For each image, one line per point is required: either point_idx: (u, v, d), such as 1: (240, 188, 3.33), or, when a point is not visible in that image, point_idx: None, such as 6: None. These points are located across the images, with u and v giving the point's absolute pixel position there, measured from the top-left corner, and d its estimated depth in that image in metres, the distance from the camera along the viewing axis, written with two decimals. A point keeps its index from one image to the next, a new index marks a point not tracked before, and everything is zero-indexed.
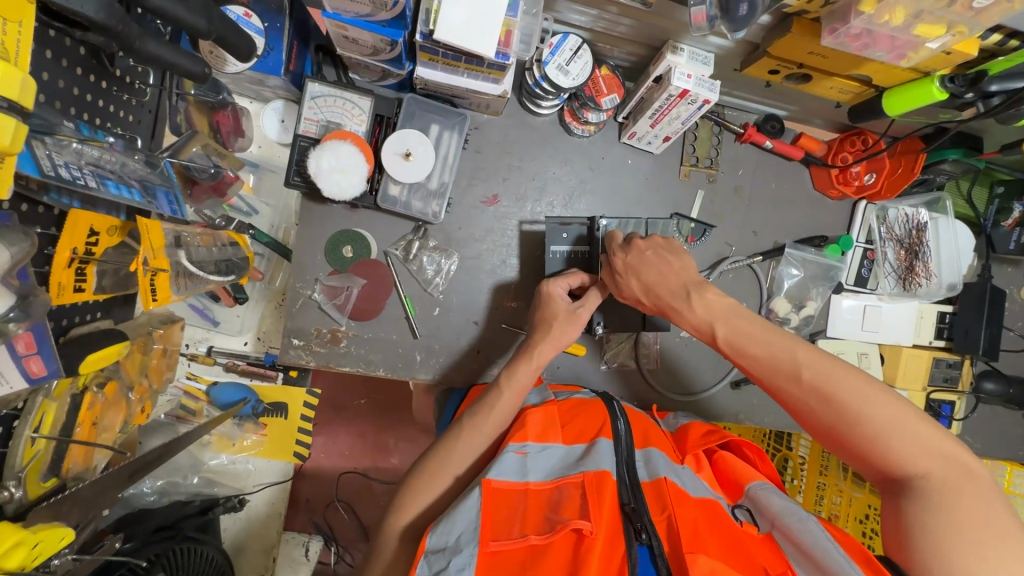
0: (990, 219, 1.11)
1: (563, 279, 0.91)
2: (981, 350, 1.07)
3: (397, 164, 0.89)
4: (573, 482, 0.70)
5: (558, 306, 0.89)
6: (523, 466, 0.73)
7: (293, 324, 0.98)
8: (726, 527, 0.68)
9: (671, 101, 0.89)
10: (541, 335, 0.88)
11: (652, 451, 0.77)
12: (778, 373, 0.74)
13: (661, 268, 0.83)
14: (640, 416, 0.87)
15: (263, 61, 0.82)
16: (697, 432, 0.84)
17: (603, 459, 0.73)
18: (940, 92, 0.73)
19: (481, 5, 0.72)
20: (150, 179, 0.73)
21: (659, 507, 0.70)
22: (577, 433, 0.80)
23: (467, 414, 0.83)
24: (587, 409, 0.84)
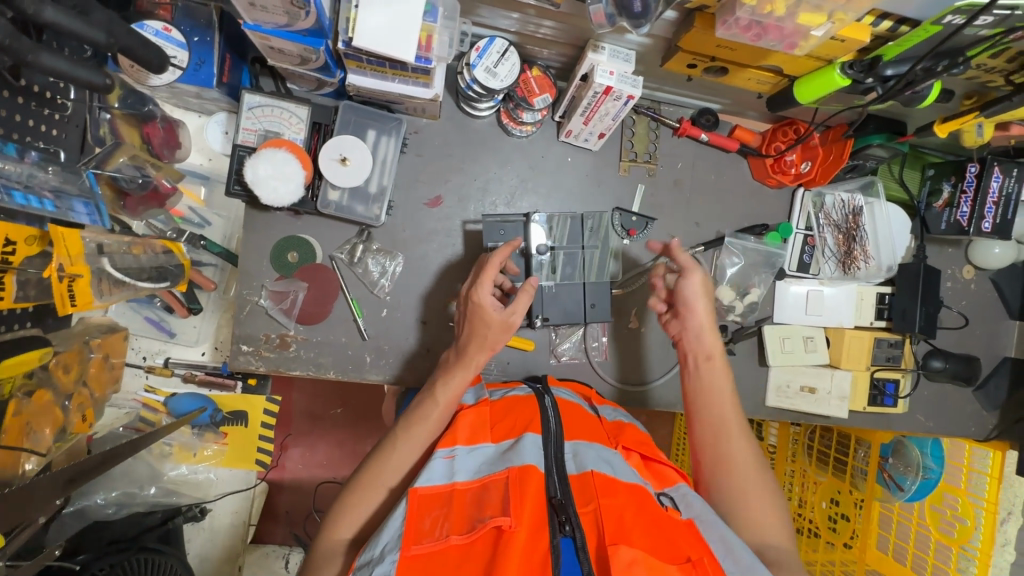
0: (924, 201, 1.14)
1: (487, 283, 0.87)
2: (918, 328, 1.10)
3: (335, 169, 0.92)
4: (497, 479, 0.72)
5: (489, 315, 0.86)
6: (450, 468, 0.76)
7: (241, 331, 0.99)
8: (650, 516, 0.69)
9: (598, 98, 0.92)
10: (474, 344, 0.87)
11: (580, 445, 0.79)
12: (721, 404, 0.86)
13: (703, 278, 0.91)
14: (575, 408, 0.88)
15: (194, 73, 0.84)
16: (633, 432, 0.85)
17: (527, 454, 0.75)
18: (842, 78, 0.76)
19: (397, 11, 0.75)
20: (66, 189, 0.79)
21: (584, 498, 0.71)
22: (507, 429, 0.82)
23: (401, 424, 0.84)
24: (519, 409, 0.86)
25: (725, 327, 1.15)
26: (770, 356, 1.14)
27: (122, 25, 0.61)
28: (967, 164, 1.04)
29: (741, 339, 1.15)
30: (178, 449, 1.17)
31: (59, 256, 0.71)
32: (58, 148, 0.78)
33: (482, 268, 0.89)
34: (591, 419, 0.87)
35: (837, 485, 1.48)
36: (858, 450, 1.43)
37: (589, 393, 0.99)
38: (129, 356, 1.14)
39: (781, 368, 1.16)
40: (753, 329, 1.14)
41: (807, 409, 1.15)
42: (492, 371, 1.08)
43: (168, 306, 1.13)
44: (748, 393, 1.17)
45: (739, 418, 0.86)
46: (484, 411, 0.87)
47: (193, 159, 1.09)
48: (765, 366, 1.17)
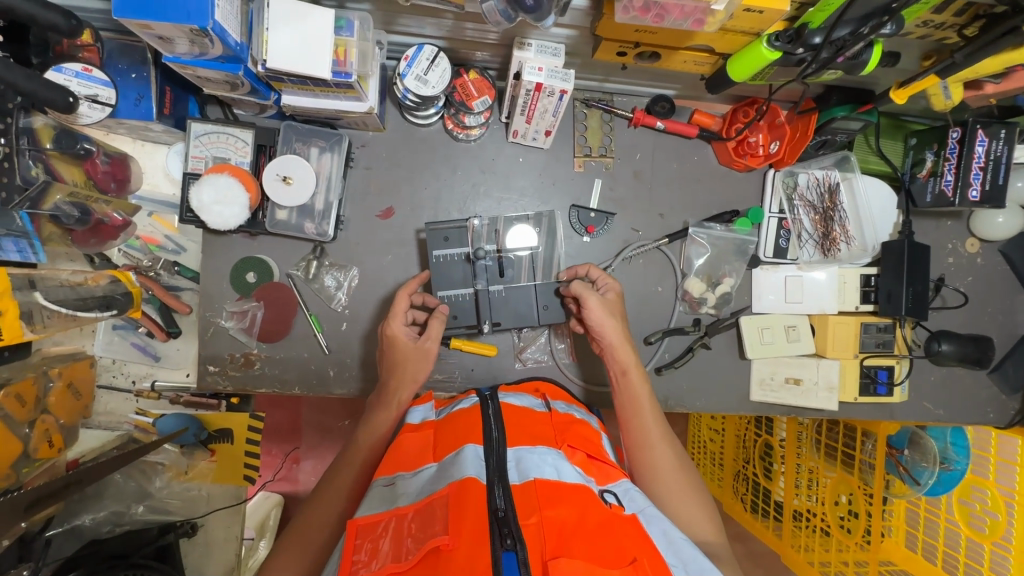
0: (908, 173, 1.06)
1: (400, 314, 0.91)
2: (905, 311, 1.01)
3: (278, 188, 0.93)
4: (437, 496, 0.63)
5: (404, 346, 0.90)
6: (393, 494, 0.68)
7: (207, 351, 1.02)
8: (596, 520, 0.62)
9: (532, 96, 0.90)
10: (397, 380, 0.89)
11: (524, 451, 0.72)
12: (642, 411, 0.87)
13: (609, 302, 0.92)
14: (519, 409, 0.83)
15: (134, 107, 0.85)
16: (579, 429, 0.80)
17: (468, 466, 0.67)
18: (770, 52, 0.72)
19: (307, 30, 0.76)
20: None
21: (528, 508, 0.62)
22: (448, 444, 0.74)
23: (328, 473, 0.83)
24: (461, 422, 0.78)
25: (699, 321, 1.11)
26: (748, 348, 1.07)
27: (27, 71, 0.64)
28: (949, 129, 0.96)
29: (718, 332, 1.09)
30: (170, 466, 1.21)
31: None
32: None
33: (391, 307, 0.92)
34: (538, 417, 0.83)
35: (848, 482, 1.37)
36: (865, 443, 1.35)
37: (545, 389, 0.95)
38: (120, 382, 1.17)
39: (763, 360, 1.10)
40: (730, 320, 1.09)
41: (793, 403, 1.08)
42: (457, 379, 1.07)
43: (150, 330, 1.15)
44: (730, 388, 1.12)
45: (662, 428, 0.86)
46: (425, 433, 0.78)
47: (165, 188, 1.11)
48: (746, 359, 1.11)
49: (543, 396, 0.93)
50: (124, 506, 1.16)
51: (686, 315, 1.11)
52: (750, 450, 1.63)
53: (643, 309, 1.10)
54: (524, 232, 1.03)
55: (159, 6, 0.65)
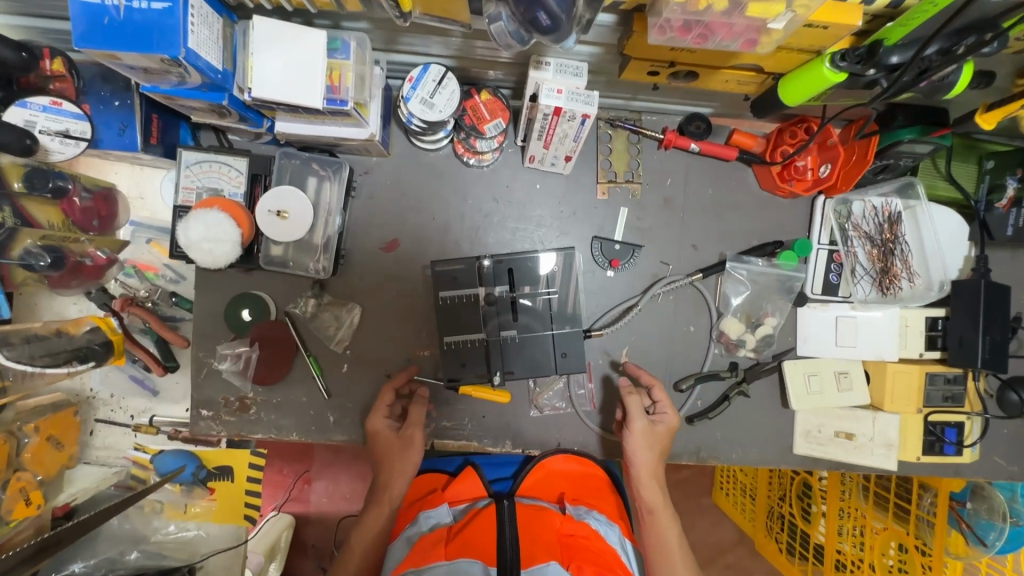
0: (984, 200, 0.92)
1: (382, 408, 0.88)
2: (981, 363, 0.87)
3: (272, 222, 0.85)
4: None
5: (386, 440, 0.86)
6: None
7: (200, 395, 0.95)
8: None
9: (550, 120, 0.80)
10: (385, 473, 0.85)
11: (533, 573, 0.61)
12: (668, 554, 0.82)
13: (651, 434, 0.87)
14: (539, 511, 0.73)
15: (118, 138, 0.79)
16: (595, 543, 0.69)
17: None
18: (834, 74, 0.60)
19: (297, 55, 0.67)
20: None
21: None
22: (460, 549, 0.65)
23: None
24: (475, 528, 0.69)
25: (736, 364, 0.99)
26: (793, 398, 0.96)
27: None
28: None
29: (757, 378, 0.97)
30: (169, 505, 1.18)
31: None
32: None
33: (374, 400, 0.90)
34: (552, 521, 0.72)
35: (899, 537, 1.24)
36: (922, 497, 1.21)
37: (566, 492, 0.84)
38: (119, 417, 1.14)
39: (810, 411, 0.97)
40: (771, 365, 0.97)
41: (847, 461, 0.95)
42: (467, 427, 0.98)
43: (146, 364, 1.09)
44: (771, 440, 1.00)
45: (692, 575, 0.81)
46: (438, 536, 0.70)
47: (162, 215, 1.08)
48: (789, 409, 0.99)
49: (560, 502, 0.82)
50: None
51: (722, 358, 0.99)
52: (786, 487, 1.49)
53: (673, 351, 0.99)
54: (545, 260, 0.92)
55: (127, 34, 0.58)
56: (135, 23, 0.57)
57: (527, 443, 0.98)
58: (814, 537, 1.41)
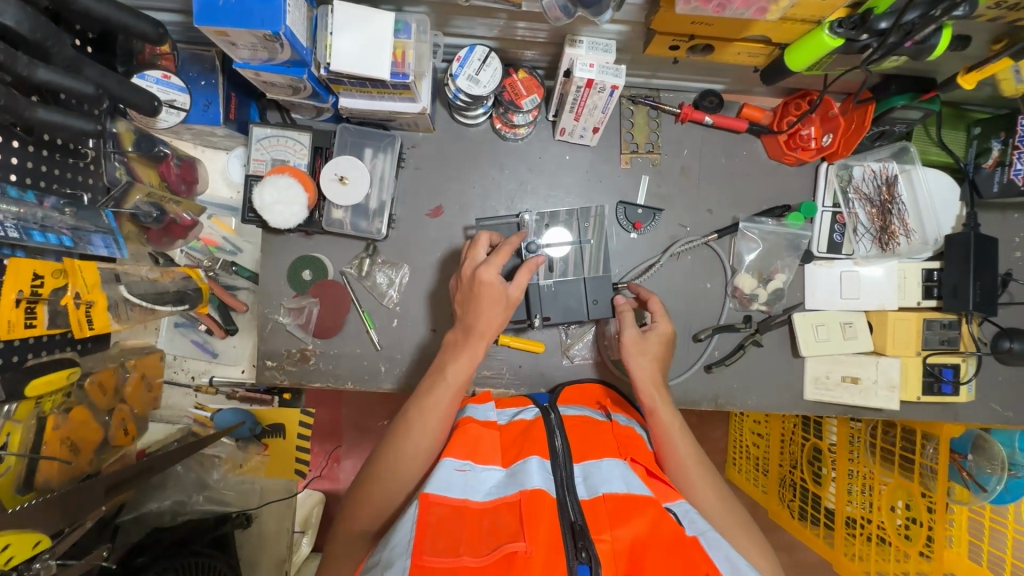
0: (972, 163, 1.02)
1: (495, 263, 0.83)
2: (973, 306, 0.97)
3: (335, 188, 0.96)
4: (510, 504, 0.64)
5: (491, 292, 0.83)
6: (464, 483, 0.69)
7: (265, 347, 1.06)
8: (669, 533, 0.62)
9: (583, 92, 0.91)
10: (475, 312, 0.84)
11: (592, 465, 0.72)
12: (676, 452, 0.85)
13: (640, 340, 0.91)
14: (584, 421, 0.83)
15: (203, 113, 0.90)
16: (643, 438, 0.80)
17: (536, 476, 0.67)
18: (833, 39, 0.71)
19: (368, 33, 0.78)
20: (83, 227, 0.73)
21: (597, 524, 0.63)
22: (519, 450, 0.74)
23: (412, 410, 0.81)
24: (532, 431, 0.77)
25: (750, 317, 1.08)
26: (803, 345, 1.05)
27: None
28: (1017, 117, 0.92)
29: (769, 330, 1.07)
30: (227, 459, 1.28)
31: (73, 285, 0.69)
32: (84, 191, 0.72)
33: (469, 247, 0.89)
34: (600, 426, 0.82)
35: (907, 488, 1.31)
36: (925, 447, 1.29)
37: (605, 401, 0.94)
38: (179, 377, 1.24)
39: (818, 359, 1.07)
40: (782, 317, 1.06)
41: (851, 402, 1.05)
42: (505, 375, 1.08)
43: (209, 328, 1.21)
44: (783, 388, 1.09)
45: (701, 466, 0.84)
46: (493, 433, 0.79)
47: (224, 193, 1.17)
48: (799, 357, 1.08)
49: (603, 408, 0.92)
50: (186, 496, 1.21)
51: (736, 312, 1.09)
52: (797, 453, 1.57)
53: (692, 304, 1.09)
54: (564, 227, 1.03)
55: (238, 13, 0.69)
56: (244, 4, 0.69)
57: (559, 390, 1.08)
58: (826, 499, 1.47)
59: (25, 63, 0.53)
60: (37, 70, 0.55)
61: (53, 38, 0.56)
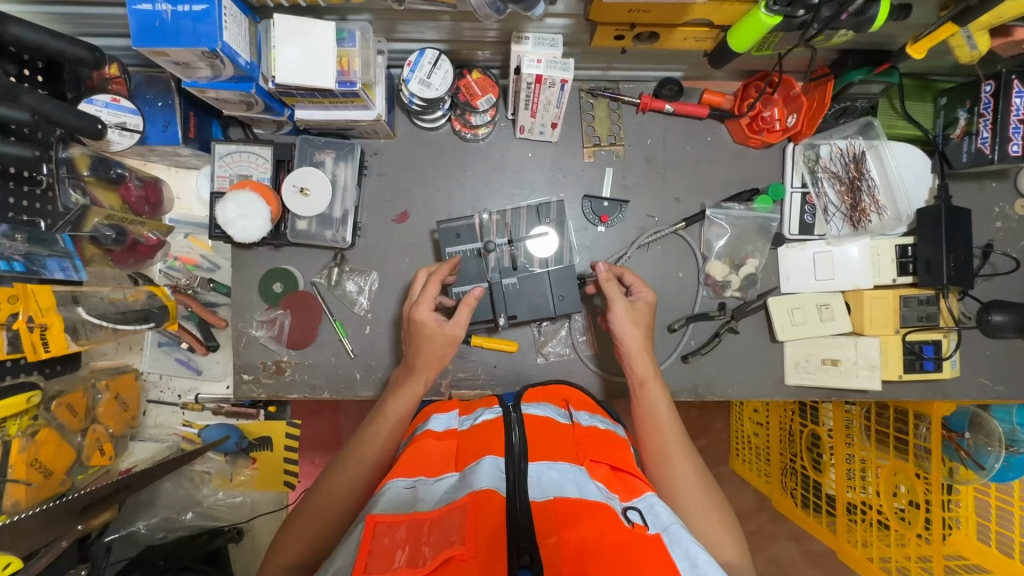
0: (941, 134, 1.00)
1: (428, 299, 0.87)
2: (947, 280, 0.94)
3: (297, 199, 0.97)
4: (457, 507, 0.64)
5: (430, 330, 0.86)
6: (412, 498, 0.68)
7: (241, 361, 1.07)
8: (618, 537, 0.61)
9: (534, 89, 0.91)
10: (419, 344, 0.87)
11: (545, 465, 0.71)
12: (659, 423, 0.84)
13: (632, 312, 0.89)
14: (544, 421, 0.82)
15: (162, 134, 0.92)
16: (604, 442, 0.80)
17: (485, 478, 0.67)
18: (770, 17, 0.69)
19: (310, 43, 0.79)
20: (37, 252, 0.75)
21: (546, 526, 0.62)
22: (472, 454, 0.74)
23: (354, 443, 0.83)
24: (486, 432, 0.77)
25: (724, 304, 1.07)
26: (778, 329, 1.04)
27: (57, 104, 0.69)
28: (981, 83, 0.90)
29: (745, 316, 1.05)
30: (217, 475, 1.27)
31: (26, 310, 0.69)
32: (40, 217, 0.76)
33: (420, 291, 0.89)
34: (561, 429, 0.81)
35: (903, 470, 1.25)
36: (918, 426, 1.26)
37: (569, 398, 0.93)
38: (166, 396, 1.24)
39: (797, 342, 1.05)
40: (756, 303, 1.05)
41: (830, 384, 1.03)
42: (481, 377, 1.08)
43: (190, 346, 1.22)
44: (763, 374, 1.07)
45: (681, 439, 0.83)
46: (450, 445, 0.79)
47: (196, 211, 1.19)
48: (777, 342, 1.07)
49: (566, 405, 0.91)
50: (175, 513, 1.23)
51: (710, 300, 1.07)
52: (795, 442, 1.54)
53: (665, 295, 1.08)
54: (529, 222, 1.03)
55: (175, 32, 0.70)
56: (179, 23, 0.70)
57: None
58: (826, 487, 1.43)
59: None
60: None
61: None
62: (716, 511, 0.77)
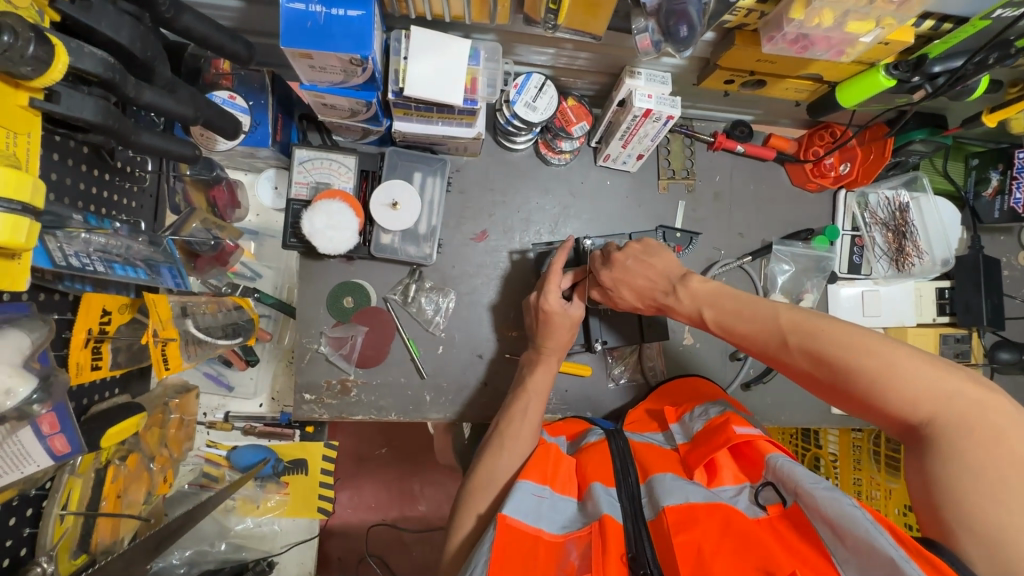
0: (971, 191, 1.12)
1: (554, 288, 0.89)
2: (986, 321, 1.06)
3: (386, 214, 0.94)
4: (582, 535, 0.70)
5: (558, 319, 0.88)
6: (537, 510, 0.74)
7: (303, 379, 1.00)
8: (737, 534, 0.63)
9: (637, 121, 0.93)
10: (545, 330, 0.89)
11: (654, 480, 0.76)
12: (753, 333, 0.73)
13: (639, 264, 0.85)
14: (649, 444, 0.87)
15: (252, 135, 0.87)
16: (705, 432, 0.81)
17: (604, 506, 0.73)
18: (888, 79, 0.76)
19: (443, 58, 0.77)
20: (155, 258, 0.67)
21: (663, 543, 0.67)
22: (587, 478, 0.80)
23: (504, 418, 0.87)
24: (597, 458, 0.83)
25: None
26: None
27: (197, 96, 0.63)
28: (1014, 151, 1.04)
29: None
30: (242, 502, 1.17)
31: (153, 321, 0.61)
32: (138, 218, 0.70)
33: (545, 278, 0.90)
34: (666, 450, 0.85)
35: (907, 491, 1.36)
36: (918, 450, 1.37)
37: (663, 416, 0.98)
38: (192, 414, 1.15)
39: None
40: None
41: None
42: (551, 400, 1.08)
43: (227, 360, 1.14)
44: (813, 402, 1.14)
45: (820, 321, 0.67)
46: (569, 460, 0.85)
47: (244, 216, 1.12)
48: None
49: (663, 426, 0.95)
50: (208, 544, 1.10)
51: None
52: (800, 462, 1.64)
53: None
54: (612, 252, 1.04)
55: (328, 35, 0.67)
56: (332, 26, 0.66)
57: (604, 412, 1.09)
58: None
59: (134, 84, 0.49)
60: (143, 91, 0.50)
61: (156, 55, 0.52)
62: (909, 382, 0.59)
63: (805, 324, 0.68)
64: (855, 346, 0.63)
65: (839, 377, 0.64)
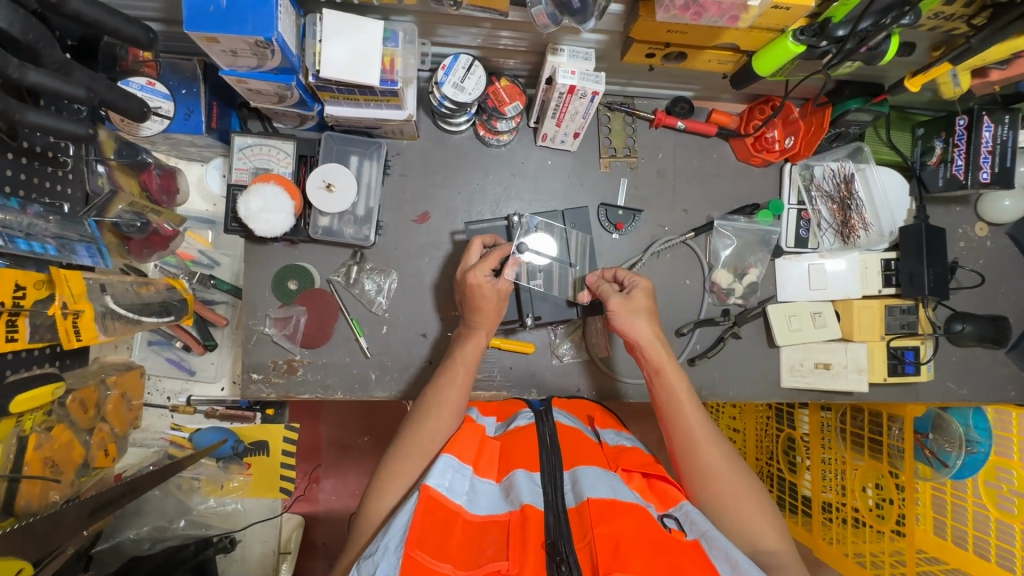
0: (918, 161, 1.11)
1: (484, 265, 0.92)
2: (928, 290, 1.06)
3: (322, 195, 0.96)
4: (500, 522, 0.71)
5: (484, 292, 0.91)
6: (462, 490, 0.75)
7: (250, 360, 1.04)
8: (651, 537, 0.65)
9: (565, 98, 0.94)
10: (472, 307, 0.93)
11: (579, 471, 0.76)
12: (683, 415, 0.84)
13: (627, 304, 0.90)
14: (573, 431, 0.88)
15: (183, 122, 0.89)
16: (633, 454, 0.84)
17: (525, 491, 0.73)
18: (796, 45, 0.77)
19: (357, 40, 0.79)
20: (68, 236, 0.74)
21: (581, 532, 0.68)
22: (510, 462, 0.81)
23: (431, 391, 0.89)
24: (523, 442, 0.84)
25: (727, 311, 1.14)
26: (778, 335, 1.11)
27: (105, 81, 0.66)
28: (956, 117, 1.01)
29: (747, 322, 1.12)
30: (206, 482, 1.21)
31: (61, 294, 0.69)
32: (64, 201, 0.75)
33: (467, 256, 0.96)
34: (591, 443, 0.86)
35: (876, 469, 1.28)
36: (893, 427, 1.27)
37: (596, 416, 0.98)
38: (154, 398, 1.18)
39: (793, 347, 1.13)
40: (757, 309, 1.12)
41: (824, 387, 1.11)
42: (495, 377, 1.09)
43: (186, 344, 1.16)
44: (761, 375, 1.14)
45: (707, 426, 0.84)
46: (494, 442, 0.87)
47: (198, 205, 1.16)
48: (774, 347, 1.14)
49: (592, 423, 0.96)
50: (166, 521, 1.18)
51: (715, 307, 1.14)
52: (772, 444, 1.55)
53: (672, 300, 1.13)
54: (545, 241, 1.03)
55: (230, 19, 0.69)
56: (234, 9, 0.69)
57: (549, 389, 1.10)
58: (802, 488, 1.45)
59: (17, 66, 0.53)
60: (27, 72, 0.54)
61: (41, 39, 0.55)
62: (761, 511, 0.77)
63: (716, 436, 0.83)
64: (742, 471, 0.80)
65: (708, 473, 0.80)
